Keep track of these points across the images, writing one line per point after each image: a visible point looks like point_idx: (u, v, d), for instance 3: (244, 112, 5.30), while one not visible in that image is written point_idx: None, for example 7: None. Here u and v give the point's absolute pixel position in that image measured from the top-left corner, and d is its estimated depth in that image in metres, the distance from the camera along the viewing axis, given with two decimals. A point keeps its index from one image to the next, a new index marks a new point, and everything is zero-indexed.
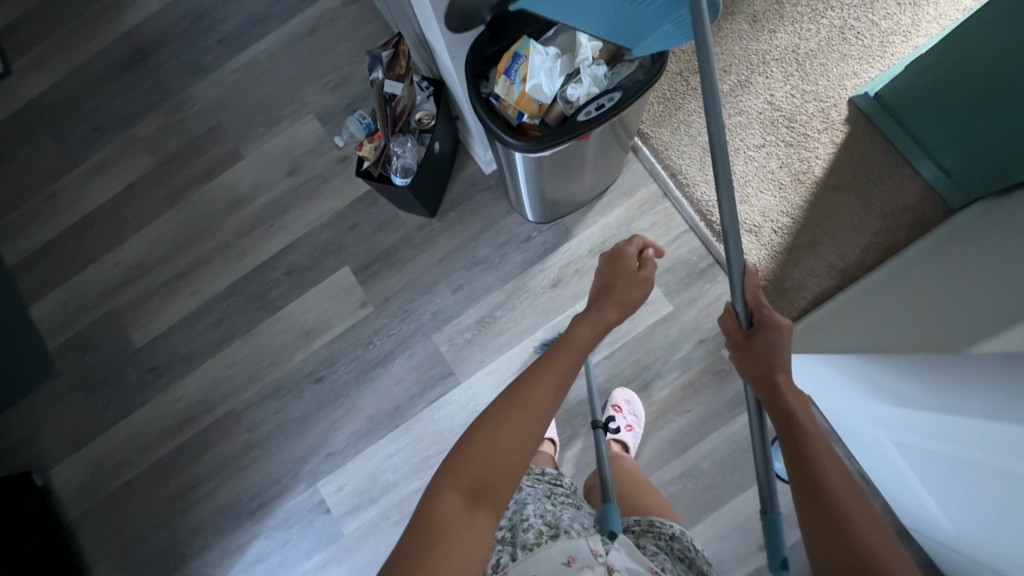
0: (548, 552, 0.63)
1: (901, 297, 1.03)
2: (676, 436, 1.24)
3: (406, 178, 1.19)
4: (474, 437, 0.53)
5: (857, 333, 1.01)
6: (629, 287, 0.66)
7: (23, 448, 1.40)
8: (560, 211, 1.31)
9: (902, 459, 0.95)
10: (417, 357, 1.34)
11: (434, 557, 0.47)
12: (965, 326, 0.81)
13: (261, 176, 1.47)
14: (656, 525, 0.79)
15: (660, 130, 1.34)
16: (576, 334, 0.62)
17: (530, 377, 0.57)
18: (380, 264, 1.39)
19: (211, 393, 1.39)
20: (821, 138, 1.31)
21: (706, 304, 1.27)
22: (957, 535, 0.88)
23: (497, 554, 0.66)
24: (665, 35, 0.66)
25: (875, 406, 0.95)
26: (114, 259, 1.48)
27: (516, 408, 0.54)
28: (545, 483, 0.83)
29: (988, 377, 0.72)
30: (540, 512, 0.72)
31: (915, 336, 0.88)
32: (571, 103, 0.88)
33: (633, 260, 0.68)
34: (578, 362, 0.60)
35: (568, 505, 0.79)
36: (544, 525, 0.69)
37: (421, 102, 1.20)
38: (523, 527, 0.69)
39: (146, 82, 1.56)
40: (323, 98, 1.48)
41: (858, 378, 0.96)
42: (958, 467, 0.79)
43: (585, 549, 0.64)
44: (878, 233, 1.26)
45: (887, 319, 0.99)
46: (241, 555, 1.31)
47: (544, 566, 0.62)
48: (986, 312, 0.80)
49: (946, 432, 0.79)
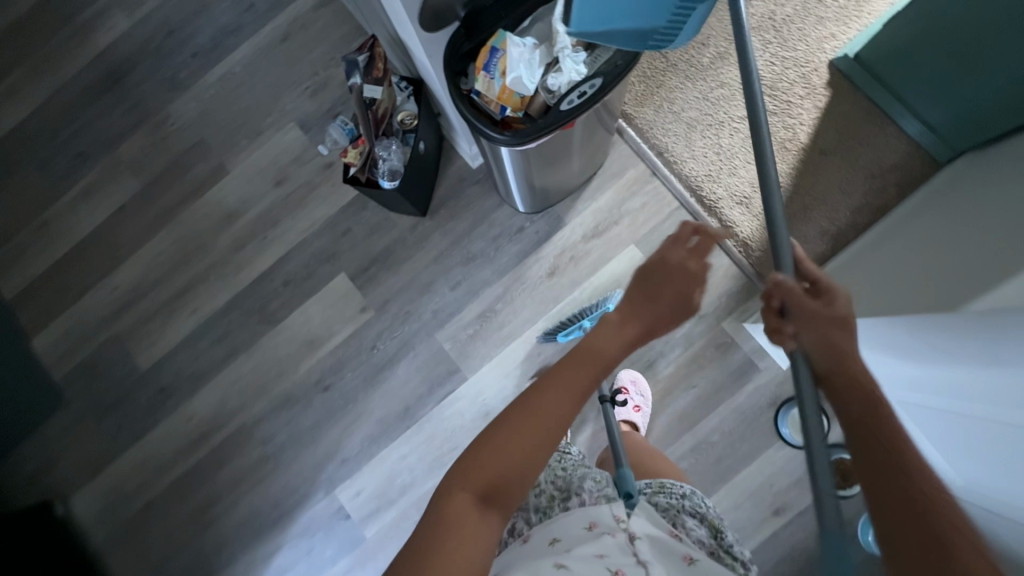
0: (568, 519, 0.62)
1: (899, 256, 1.04)
2: (684, 412, 1.26)
3: (393, 181, 1.18)
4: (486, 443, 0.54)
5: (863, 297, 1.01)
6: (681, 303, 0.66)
7: (40, 479, 1.41)
8: (551, 199, 1.31)
9: None
10: (422, 357, 1.35)
11: (443, 553, 0.48)
12: (967, 278, 0.82)
13: (249, 190, 1.46)
14: (667, 487, 0.78)
15: (643, 110, 1.34)
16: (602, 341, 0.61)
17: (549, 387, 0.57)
18: (377, 267, 1.39)
19: (221, 411, 1.39)
20: (804, 104, 1.31)
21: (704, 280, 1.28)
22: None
23: (513, 519, 0.74)
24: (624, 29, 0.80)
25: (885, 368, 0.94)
26: (109, 285, 1.47)
27: (531, 417, 0.55)
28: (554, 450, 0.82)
29: (984, 324, 0.72)
30: (552, 479, 0.74)
31: (916, 295, 0.90)
32: (553, 93, 0.87)
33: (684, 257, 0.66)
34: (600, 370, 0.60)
35: (581, 468, 0.77)
36: (556, 490, 0.72)
37: (402, 102, 1.18)
38: (536, 492, 0.72)
39: (123, 103, 1.54)
40: (303, 105, 1.47)
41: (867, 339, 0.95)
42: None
43: (608, 516, 0.62)
44: (868, 194, 1.26)
45: (890, 282, 0.99)
46: (267, 566, 1.33)
47: (565, 531, 0.61)
48: (982, 264, 0.81)
49: (954, 391, 0.77)
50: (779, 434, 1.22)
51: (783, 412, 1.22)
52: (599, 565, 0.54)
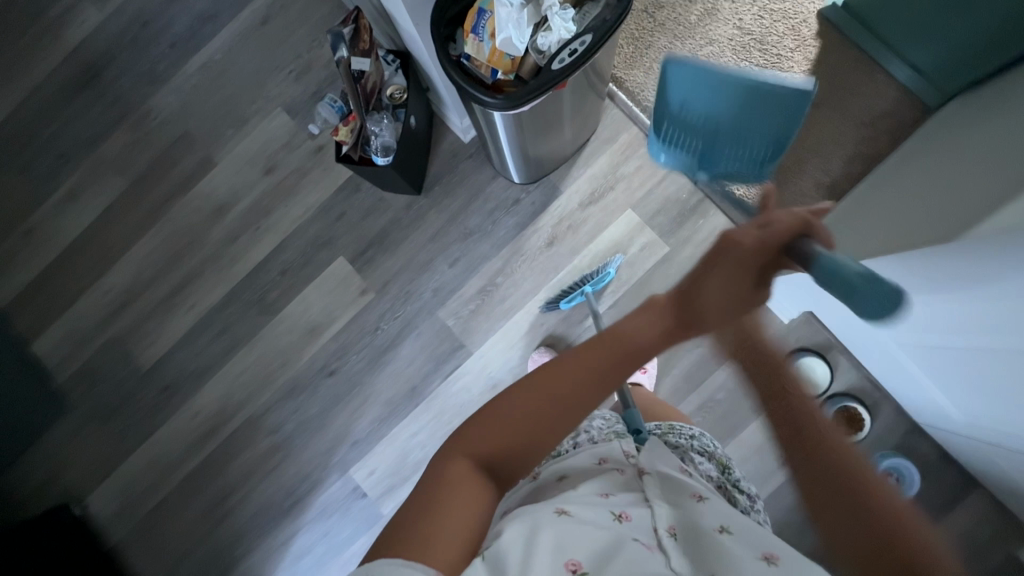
0: (578, 457, 0.63)
1: (894, 200, 1.04)
2: (689, 372, 1.27)
3: (387, 157, 1.17)
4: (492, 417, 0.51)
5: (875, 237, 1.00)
6: (744, 259, 0.52)
7: (53, 483, 1.42)
8: (544, 168, 1.30)
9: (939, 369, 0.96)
10: (425, 336, 1.35)
11: (439, 518, 0.46)
12: (970, 205, 0.80)
13: (239, 180, 1.44)
14: (676, 427, 0.79)
15: (633, 72, 1.32)
16: (638, 329, 0.53)
17: (565, 379, 0.51)
18: (374, 249, 1.38)
19: (229, 402, 1.40)
20: (794, 56, 1.29)
21: (701, 240, 1.29)
22: (990, 420, 0.91)
23: None
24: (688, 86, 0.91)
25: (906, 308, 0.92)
26: (105, 286, 1.46)
27: (537, 395, 0.51)
28: None
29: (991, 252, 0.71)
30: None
31: (910, 232, 0.89)
32: (544, 53, 0.86)
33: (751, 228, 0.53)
34: (627, 364, 0.53)
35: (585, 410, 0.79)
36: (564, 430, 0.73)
37: (390, 76, 1.16)
38: None
39: (103, 99, 1.51)
40: (288, 90, 1.45)
41: None
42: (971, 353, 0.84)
43: (617, 451, 0.63)
44: (861, 143, 1.26)
45: (897, 221, 0.97)
46: (286, 551, 1.35)
47: (575, 465, 0.62)
48: (973, 198, 0.80)
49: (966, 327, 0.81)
50: None
51: (787, 364, 1.24)
52: (602, 506, 0.51)
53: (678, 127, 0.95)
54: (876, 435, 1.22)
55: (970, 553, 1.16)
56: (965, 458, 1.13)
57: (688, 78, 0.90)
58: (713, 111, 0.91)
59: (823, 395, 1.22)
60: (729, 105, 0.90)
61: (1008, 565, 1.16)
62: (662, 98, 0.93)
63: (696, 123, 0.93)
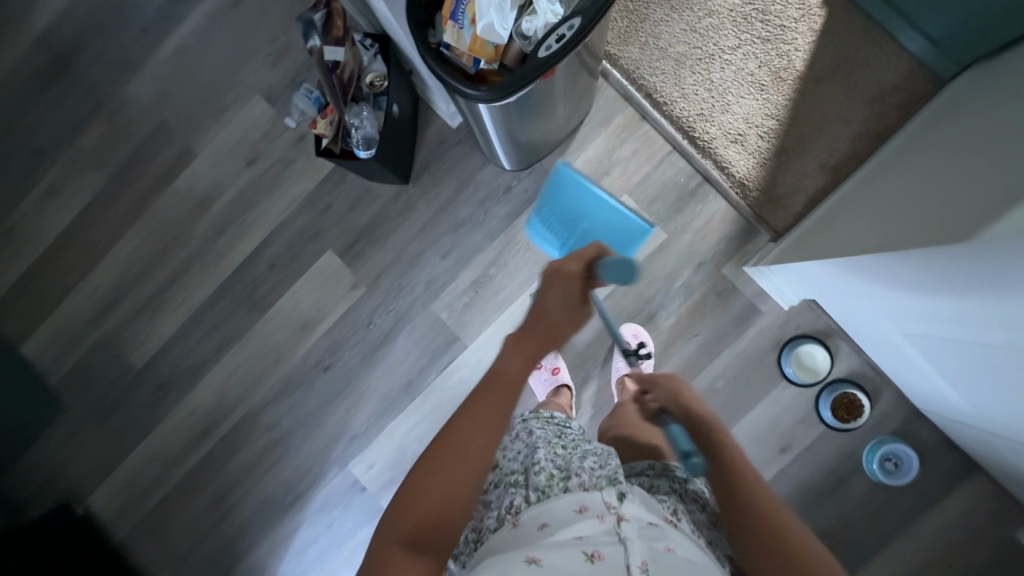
0: (560, 503, 0.56)
1: (897, 191, 0.99)
2: (689, 361, 1.25)
3: (370, 150, 1.11)
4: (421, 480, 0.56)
5: (875, 227, 0.96)
6: (567, 283, 0.68)
7: (55, 483, 1.42)
8: (536, 154, 1.25)
9: (937, 358, 0.96)
10: (419, 330, 1.33)
11: None
12: (977, 198, 0.77)
13: (220, 172, 1.39)
14: (669, 470, 0.75)
15: (627, 48, 1.25)
16: (509, 362, 0.64)
17: (471, 423, 0.59)
18: (363, 242, 1.34)
19: (224, 400, 1.39)
20: (798, 27, 1.21)
21: (700, 226, 1.24)
22: (1000, 408, 0.90)
23: (510, 496, 0.63)
24: (563, 187, 0.95)
25: (905, 301, 0.90)
26: (91, 285, 1.43)
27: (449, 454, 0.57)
28: (554, 426, 0.78)
29: (1001, 257, 0.68)
30: (551, 456, 0.67)
31: (908, 233, 0.86)
32: (529, 39, 0.80)
33: (579, 262, 0.69)
34: (513, 396, 0.62)
35: (579, 445, 0.71)
36: (555, 469, 0.64)
37: (369, 63, 1.10)
38: (534, 470, 0.65)
39: (73, 90, 1.44)
40: (265, 75, 1.37)
41: (880, 275, 0.91)
42: (978, 348, 0.84)
43: (598, 499, 0.56)
44: (868, 119, 1.20)
45: (899, 211, 0.93)
46: (290, 544, 1.36)
47: (555, 514, 0.55)
48: (978, 196, 0.76)
49: (969, 322, 0.81)
50: (783, 374, 1.22)
51: (788, 352, 1.21)
52: (576, 546, 0.49)
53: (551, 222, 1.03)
54: (877, 420, 1.21)
55: (969, 534, 1.17)
56: (966, 442, 1.12)
57: (566, 180, 0.94)
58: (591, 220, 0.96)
59: (823, 383, 1.20)
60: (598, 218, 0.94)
61: (1006, 545, 1.16)
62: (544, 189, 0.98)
63: (569, 226, 0.99)
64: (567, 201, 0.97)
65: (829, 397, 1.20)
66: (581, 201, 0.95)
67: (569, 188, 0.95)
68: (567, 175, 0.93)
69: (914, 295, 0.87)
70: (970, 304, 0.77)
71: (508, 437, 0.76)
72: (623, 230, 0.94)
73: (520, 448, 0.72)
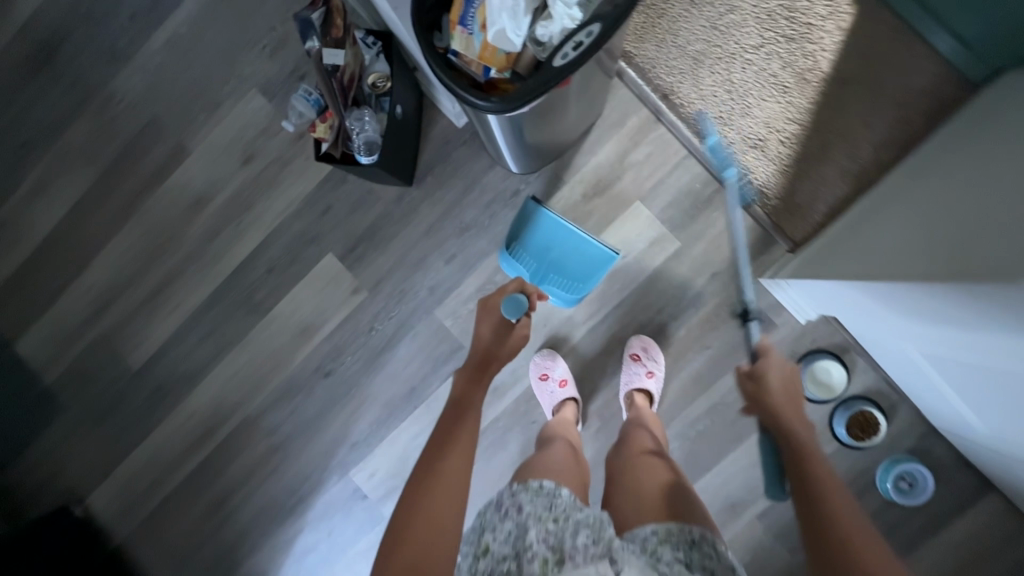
0: None
1: (924, 208, 0.94)
2: (698, 374, 1.22)
3: (371, 155, 1.06)
4: (414, 501, 0.68)
5: (902, 249, 0.91)
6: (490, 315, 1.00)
7: (52, 484, 1.41)
8: (546, 157, 1.18)
9: (963, 385, 0.91)
10: (423, 336, 1.29)
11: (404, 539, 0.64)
12: None
13: (216, 170, 1.33)
14: (674, 533, 0.67)
15: (643, 46, 1.18)
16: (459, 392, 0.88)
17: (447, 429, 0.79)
18: (365, 245, 1.29)
19: (223, 404, 1.36)
20: (826, 26, 1.15)
21: (715, 235, 1.19)
22: (1022, 439, 0.87)
23: None
24: (536, 224, 1.18)
25: (930, 330, 0.86)
26: (85, 284, 1.39)
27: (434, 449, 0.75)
28: (544, 496, 0.70)
29: None
30: (541, 535, 0.62)
31: (944, 265, 0.81)
32: (544, 45, 0.75)
33: (501, 294, 1.01)
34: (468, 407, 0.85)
35: (571, 515, 0.66)
36: (549, 551, 0.60)
37: (371, 62, 1.04)
38: (527, 558, 0.60)
39: (62, 81, 1.38)
40: (262, 68, 1.31)
41: (906, 302, 0.87)
42: (1007, 382, 0.79)
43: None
44: (894, 125, 1.14)
45: (930, 232, 0.88)
46: (290, 550, 1.35)
47: None
48: None
49: (999, 356, 0.76)
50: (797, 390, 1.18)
51: (803, 367, 1.17)
52: None
53: (526, 254, 1.19)
54: (892, 438, 1.18)
55: (980, 553, 1.15)
56: (983, 464, 1.09)
57: (538, 217, 1.17)
58: (559, 248, 1.17)
59: (839, 400, 1.17)
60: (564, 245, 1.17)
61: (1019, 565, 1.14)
62: (520, 225, 1.18)
63: (542, 255, 1.18)
64: (540, 236, 1.18)
65: (843, 414, 1.17)
66: (550, 234, 1.17)
67: (539, 224, 1.17)
68: (538, 212, 1.16)
69: (941, 325, 0.83)
70: (1002, 341, 0.73)
71: (496, 516, 0.69)
72: (588, 255, 1.17)
73: (510, 528, 0.66)
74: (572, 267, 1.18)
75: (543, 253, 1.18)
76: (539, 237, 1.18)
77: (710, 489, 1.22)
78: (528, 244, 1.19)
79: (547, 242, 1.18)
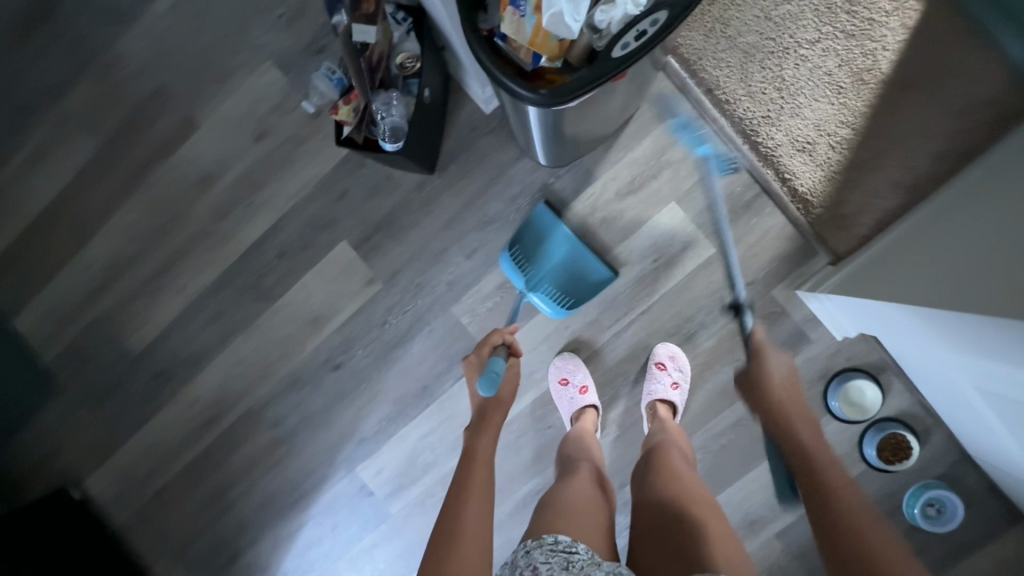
0: None
1: (984, 228, 0.87)
2: (725, 386, 1.17)
3: (396, 142, 1.00)
4: (443, 551, 0.70)
5: (960, 272, 0.84)
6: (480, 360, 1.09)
7: (50, 464, 1.37)
8: (578, 152, 1.11)
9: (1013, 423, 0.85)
10: (438, 333, 1.23)
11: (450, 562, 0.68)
12: None
13: (226, 147, 1.26)
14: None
15: (691, 35, 1.10)
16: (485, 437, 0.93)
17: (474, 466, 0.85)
18: (381, 234, 1.23)
19: (226, 392, 1.31)
20: (889, 22, 1.07)
21: (753, 242, 1.13)
22: None
23: None
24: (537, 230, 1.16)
25: (983, 363, 0.80)
26: (85, 260, 1.32)
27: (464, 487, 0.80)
28: (560, 554, 0.69)
29: None
30: None
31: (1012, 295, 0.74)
32: (600, 32, 0.68)
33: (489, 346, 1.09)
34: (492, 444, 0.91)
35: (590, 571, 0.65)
36: None
37: (400, 40, 0.97)
38: None
39: (63, 41, 1.29)
40: (278, 39, 1.23)
41: (962, 331, 0.81)
42: None
43: None
44: (953, 134, 1.07)
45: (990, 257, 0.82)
46: (293, 543, 1.31)
47: None
48: None
49: None
50: (827, 409, 1.13)
51: (835, 385, 1.12)
52: None
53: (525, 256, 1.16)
54: (923, 463, 1.13)
55: None
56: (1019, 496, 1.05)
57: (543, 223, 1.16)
58: (555, 258, 1.16)
59: (870, 421, 1.12)
60: (559, 258, 1.16)
61: None
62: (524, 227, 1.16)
63: (538, 260, 1.15)
64: (540, 241, 1.16)
65: (875, 436, 1.12)
66: (551, 242, 1.16)
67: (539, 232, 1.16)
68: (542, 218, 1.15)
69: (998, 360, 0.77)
70: None
71: None
72: (583, 270, 1.15)
73: None
74: (565, 279, 1.15)
75: (537, 262, 1.16)
76: (538, 244, 1.16)
77: (730, 504, 1.18)
78: (524, 248, 1.16)
79: (545, 251, 1.16)
